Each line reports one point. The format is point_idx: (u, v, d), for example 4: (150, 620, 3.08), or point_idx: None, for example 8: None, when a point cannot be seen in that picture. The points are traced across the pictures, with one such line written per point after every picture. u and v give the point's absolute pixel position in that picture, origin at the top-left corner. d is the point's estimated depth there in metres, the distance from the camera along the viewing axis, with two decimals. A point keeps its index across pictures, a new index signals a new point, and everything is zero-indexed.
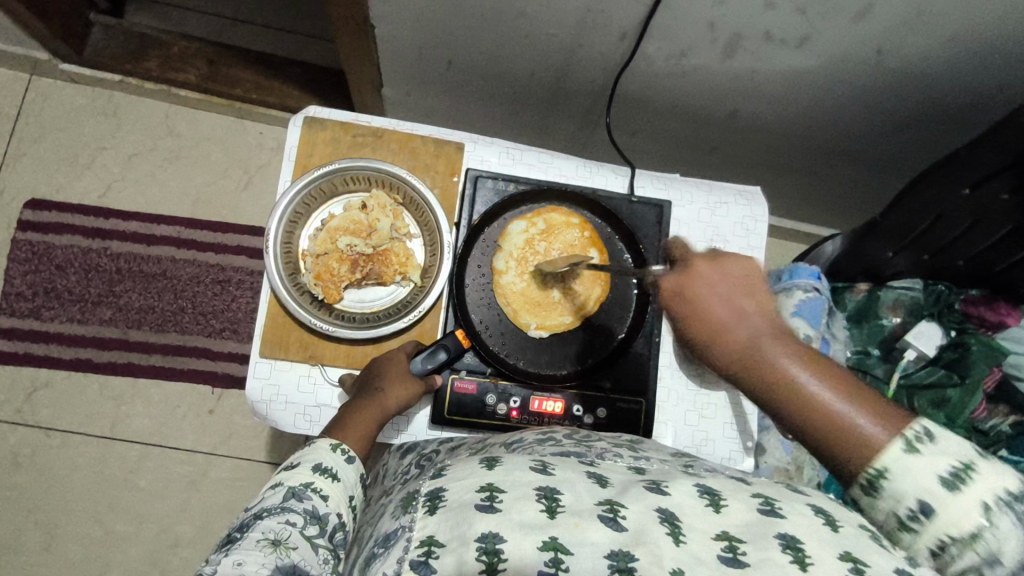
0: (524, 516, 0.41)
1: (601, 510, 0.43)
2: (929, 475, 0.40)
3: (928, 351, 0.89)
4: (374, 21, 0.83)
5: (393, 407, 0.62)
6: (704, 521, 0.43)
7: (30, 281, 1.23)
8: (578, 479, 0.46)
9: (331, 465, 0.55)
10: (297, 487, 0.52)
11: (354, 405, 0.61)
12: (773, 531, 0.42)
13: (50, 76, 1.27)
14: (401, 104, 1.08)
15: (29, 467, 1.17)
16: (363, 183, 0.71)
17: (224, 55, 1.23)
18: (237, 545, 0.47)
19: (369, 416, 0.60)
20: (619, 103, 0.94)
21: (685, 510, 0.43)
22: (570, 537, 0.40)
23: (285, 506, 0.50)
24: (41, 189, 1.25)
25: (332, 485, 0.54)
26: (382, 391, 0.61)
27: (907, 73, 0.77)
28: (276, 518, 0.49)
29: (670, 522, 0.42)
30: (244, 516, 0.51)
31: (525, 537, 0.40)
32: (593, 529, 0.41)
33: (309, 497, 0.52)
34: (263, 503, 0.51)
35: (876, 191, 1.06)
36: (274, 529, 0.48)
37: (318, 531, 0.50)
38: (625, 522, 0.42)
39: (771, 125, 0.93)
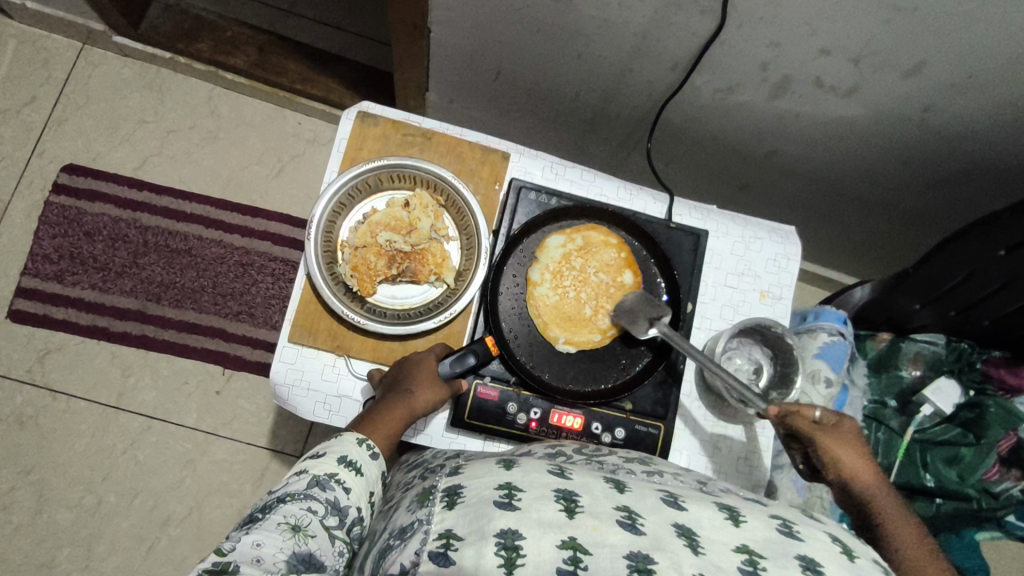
0: (542, 514, 0.41)
1: (619, 515, 0.42)
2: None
3: (945, 408, 0.88)
4: (431, 26, 0.85)
5: (421, 410, 0.62)
6: (725, 534, 0.42)
7: (57, 245, 1.24)
8: (595, 484, 0.46)
9: (356, 459, 0.56)
10: (321, 476, 0.53)
11: (382, 403, 0.62)
12: (792, 552, 0.42)
13: (102, 46, 1.29)
14: (443, 110, 1.10)
15: (32, 428, 1.17)
16: (408, 181, 0.72)
17: (274, 44, 1.25)
18: (258, 525, 0.47)
19: (396, 416, 0.60)
20: (659, 131, 0.96)
21: (705, 523, 0.43)
22: (589, 538, 0.40)
23: (308, 493, 0.51)
24: (78, 155, 1.27)
25: (355, 478, 0.55)
26: (412, 393, 0.62)
27: (950, 133, 0.78)
28: (298, 504, 0.50)
29: (687, 535, 0.42)
30: (267, 497, 0.52)
31: (544, 535, 0.39)
32: (611, 532, 0.40)
33: (332, 488, 0.52)
34: (287, 487, 0.52)
35: (904, 243, 1.07)
36: (295, 514, 0.49)
37: (337, 522, 0.51)
38: (644, 528, 0.41)
39: (808, 168, 0.94)
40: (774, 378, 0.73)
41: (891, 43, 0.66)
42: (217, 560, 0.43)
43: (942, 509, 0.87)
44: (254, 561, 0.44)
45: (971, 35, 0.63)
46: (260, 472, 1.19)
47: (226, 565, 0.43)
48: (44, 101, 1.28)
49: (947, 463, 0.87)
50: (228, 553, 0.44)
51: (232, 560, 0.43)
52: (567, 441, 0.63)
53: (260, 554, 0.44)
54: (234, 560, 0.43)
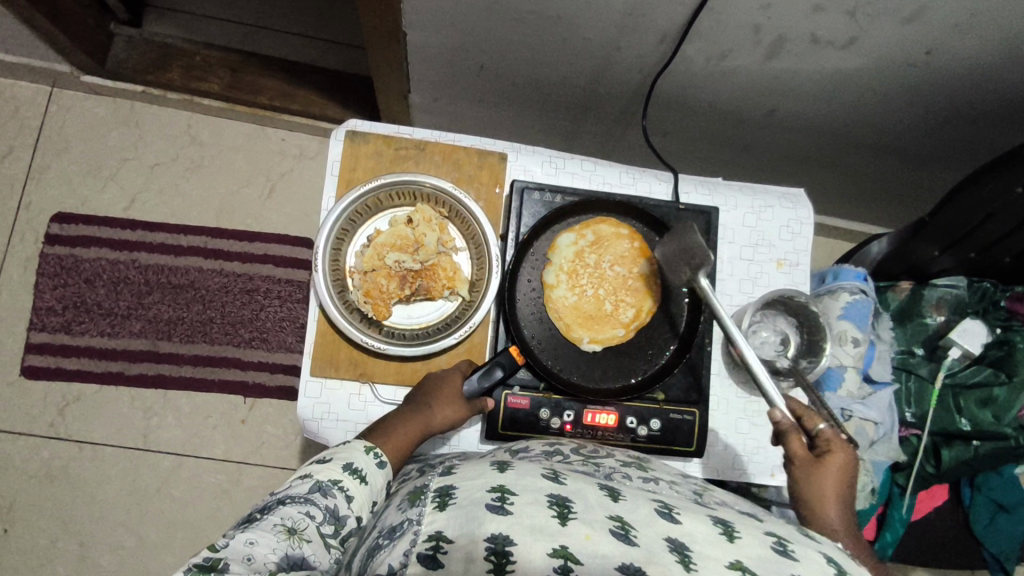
0: (533, 520, 0.42)
1: (612, 526, 0.43)
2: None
3: (973, 349, 0.87)
4: (407, 28, 0.82)
5: (436, 427, 0.62)
6: (719, 550, 0.43)
7: (60, 295, 1.23)
8: (588, 490, 0.47)
9: (362, 467, 0.56)
10: (325, 482, 0.52)
11: (399, 417, 0.62)
12: (787, 571, 0.42)
13: (71, 87, 1.26)
14: (427, 109, 1.07)
15: (63, 480, 1.17)
16: (408, 198, 0.70)
17: (246, 63, 1.22)
18: (255, 524, 0.47)
19: (410, 429, 0.61)
20: (653, 105, 0.93)
21: (698, 537, 0.43)
22: (580, 547, 0.40)
23: (309, 497, 0.51)
24: (66, 203, 1.25)
25: (359, 486, 0.54)
26: (430, 410, 0.62)
27: (953, 74, 0.76)
28: (297, 507, 0.49)
29: (679, 551, 0.42)
30: (269, 498, 0.51)
31: (535, 542, 0.40)
32: (602, 541, 0.41)
33: (334, 495, 0.52)
34: (290, 490, 0.52)
35: (912, 184, 1.05)
36: (292, 517, 0.48)
37: (332, 531, 0.50)
38: (637, 538, 0.42)
39: (809, 123, 0.91)
40: (801, 348, 0.73)
41: None
42: (208, 556, 0.43)
43: (980, 450, 0.86)
44: (244, 561, 0.43)
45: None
46: None
47: (216, 561, 0.42)
48: (22, 152, 1.25)
49: (981, 404, 0.86)
50: (220, 549, 0.43)
51: (223, 557, 0.43)
52: (608, 447, 0.63)
53: (251, 553, 0.44)
54: (225, 558, 0.43)
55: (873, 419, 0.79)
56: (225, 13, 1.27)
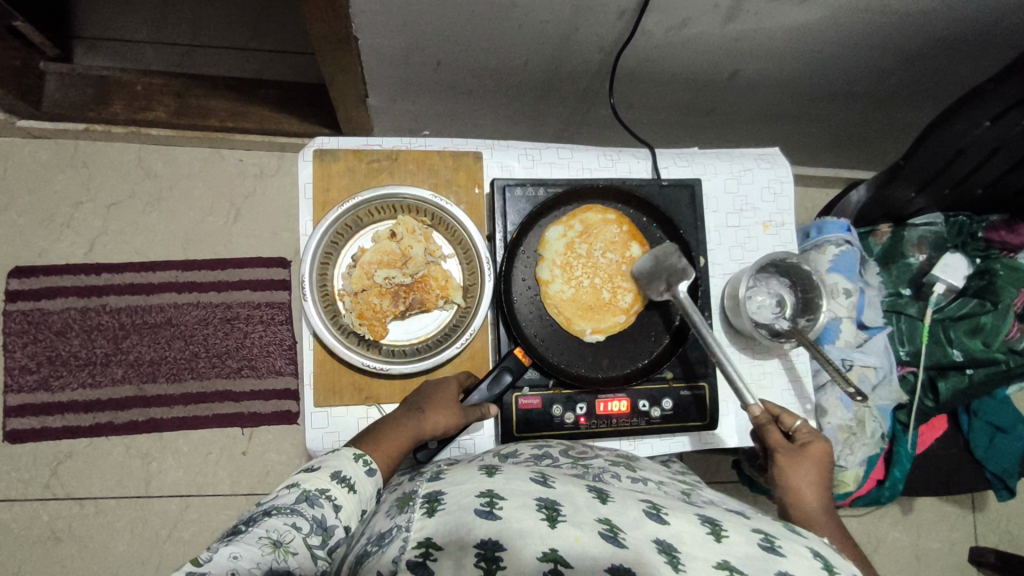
0: (524, 523, 0.42)
1: (602, 528, 0.44)
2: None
3: (956, 282, 0.89)
4: (357, 33, 0.79)
5: (429, 432, 0.60)
6: (708, 550, 0.43)
7: (32, 352, 1.18)
8: (578, 493, 0.48)
9: (351, 475, 0.53)
10: (312, 492, 0.50)
11: (389, 422, 0.60)
12: (773, 569, 0.42)
13: (8, 134, 1.19)
14: (387, 111, 1.04)
15: (68, 540, 1.14)
16: (388, 211, 0.68)
17: (189, 85, 1.16)
18: (239, 537, 0.45)
19: (402, 437, 0.58)
20: (618, 81, 0.92)
21: (686, 539, 0.44)
22: (569, 550, 0.41)
23: (295, 508, 0.48)
24: (23, 256, 1.19)
25: (348, 496, 0.52)
26: (422, 413, 0.60)
27: (910, 14, 0.76)
28: (283, 519, 0.47)
29: (667, 552, 0.42)
30: (255, 508, 0.50)
31: (526, 547, 0.40)
32: (591, 542, 0.42)
33: (321, 505, 0.50)
34: (277, 499, 0.50)
35: (875, 124, 1.06)
36: (277, 529, 0.46)
37: (320, 542, 0.48)
38: (626, 541, 0.43)
39: (773, 80, 0.91)
40: (798, 307, 0.73)
41: None
42: (192, 571, 0.42)
43: (975, 377, 0.87)
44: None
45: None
46: None
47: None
48: None
49: (970, 334, 0.88)
50: (203, 563, 0.42)
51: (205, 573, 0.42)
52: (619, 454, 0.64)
53: (234, 569, 0.43)
54: (208, 573, 0.42)
55: (873, 364, 0.81)
56: (160, 36, 1.21)
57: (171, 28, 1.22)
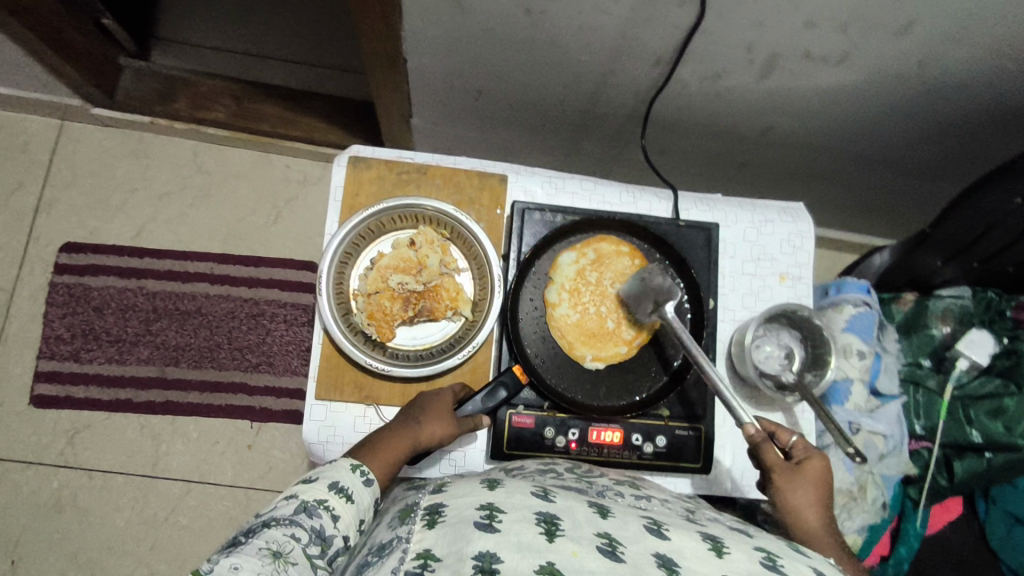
0: (521, 537, 0.42)
1: (600, 542, 0.44)
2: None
3: (981, 360, 0.85)
4: (407, 55, 0.84)
5: (426, 443, 0.61)
6: (708, 566, 0.43)
7: (68, 324, 1.24)
8: (577, 508, 0.48)
9: (348, 486, 0.55)
10: (310, 502, 0.51)
11: (387, 431, 0.62)
12: None
13: (81, 120, 1.29)
14: (428, 133, 1.09)
15: (72, 509, 1.17)
16: (411, 220, 0.71)
17: (249, 92, 1.25)
18: (239, 549, 0.46)
19: (401, 446, 0.60)
20: (651, 125, 0.95)
21: (686, 555, 0.44)
22: (567, 562, 0.40)
23: (294, 519, 0.50)
24: (75, 233, 1.27)
25: (345, 506, 0.53)
26: (419, 423, 0.61)
27: (942, 85, 0.77)
28: (282, 530, 0.48)
29: (667, 565, 0.42)
30: (253, 519, 0.50)
31: (522, 559, 0.40)
32: (589, 556, 0.41)
33: (320, 515, 0.51)
34: (275, 511, 0.50)
35: (908, 194, 1.06)
36: (277, 540, 0.47)
37: (319, 551, 0.49)
38: (624, 554, 0.43)
39: (804, 139, 0.93)
40: (807, 361, 0.72)
41: (875, 7, 0.65)
42: None
43: (993, 462, 0.84)
44: None
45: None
46: None
47: None
48: (33, 184, 1.27)
49: (991, 415, 0.84)
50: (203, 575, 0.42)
51: None
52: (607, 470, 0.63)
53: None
54: None
55: (882, 431, 0.78)
56: (230, 45, 1.30)
57: (241, 39, 1.31)
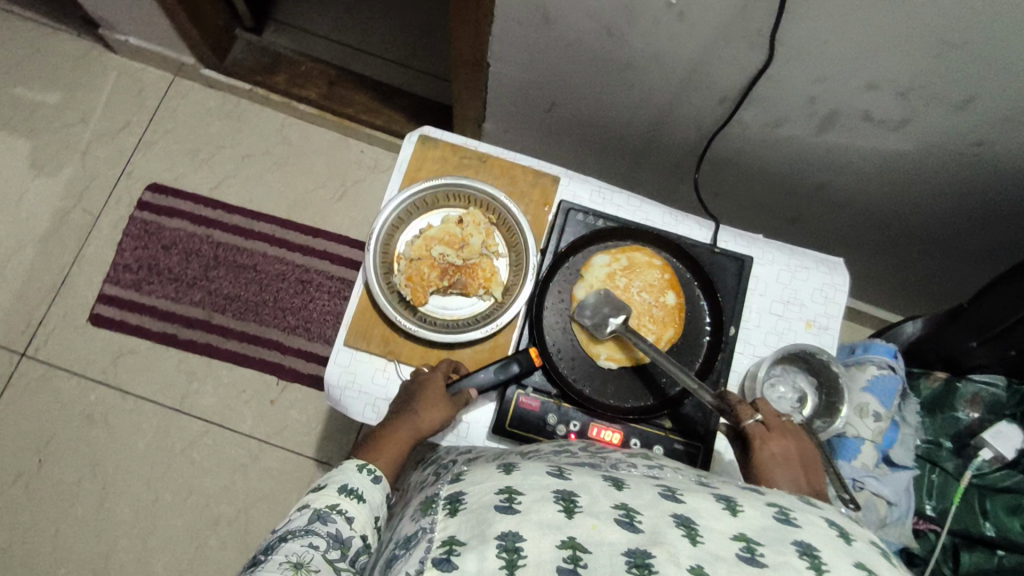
0: (541, 515, 0.42)
1: (617, 514, 0.42)
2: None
3: (1006, 454, 0.82)
4: (491, 60, 0.91)
5: (426, 430, 0.64)
6: (722, 524, 0.42)
7: (137, 256, 1.34)
8: (594, 483, 0.46)
9: (357, 486, 0.58)
10: (322, 510, 0.55)
11: (385, 427, 0.64)
12: (789, 538, 0.41)
13: (191, 79, 1.42)
14: (497, 139, 1.16)
15: (102, 424, 1.25)
16: (463, 201, 0.76)
17: (343, 79, 1.36)
18: (262, 565, 0.48)
19: (404, 438, 0.63)
20: (708, 163, 0.98)
21: (701, 514, 0.43)
22: (588, 537, 0.40)
23: (309, 528, 0.53)
24: (163, 176, 1.38)
25: (358, 506, 0.57)
26: (415, 415, 0.64)
27: (1001, 167, 0.78)
28: (299, 541, 0.51)
29: (684, 525, 0.41)
30: (270, 538, 0.53)
31: (545, 537, 0.40)
32: (609, 530, 0.41)
33: (334, 520, 0.54)
34: (290, 525, 0.53)
35: (958, 279, 1.05)
36: (296, 552, 0.50)
37: (340, 554, 0.52)
38: (642, 524, 0.41)
39: (857, 202, 0.94)
40: (818, 409, 0.72)
41: (938, 78, 0.67)
42: None
43: (1004, 562, 0.79)
44: None
45: None
46: (306, 480, 1.24)
47: None
48: (137, 126, 1.40)
49: (1010, 512, 0.80)
50: None
51: None
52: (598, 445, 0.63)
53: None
54: None
55: (886, 496, 0.77)
56: (335, 35, 1.42)
57: (346, 31, 1.42)
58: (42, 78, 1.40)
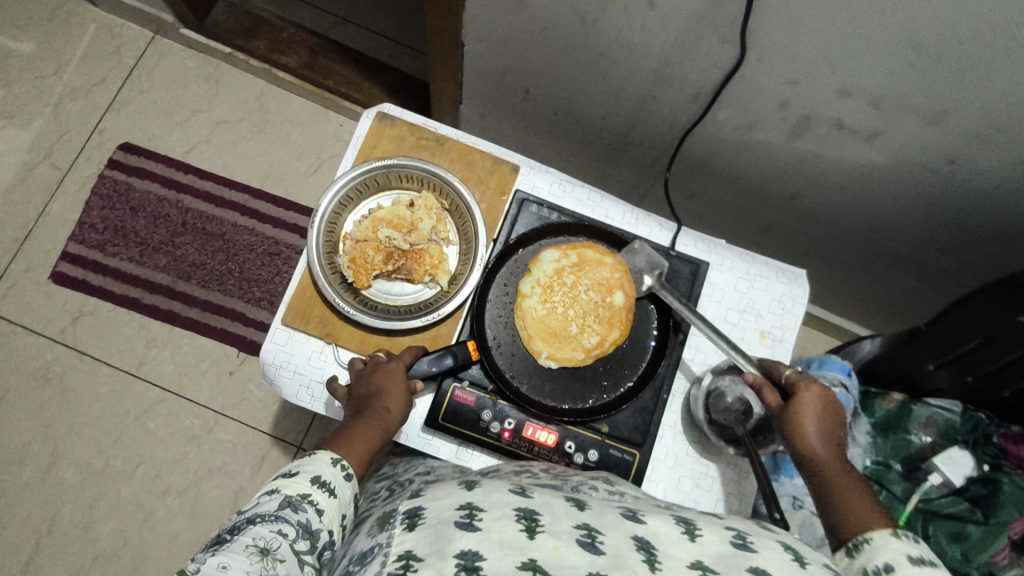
0: (501, 535, 0.40)
1: (579, 534, 0.41)
2: (900, 549, 0.48)
3: (954, 480, 0.82)
4: (464, 41, 0.88)
5: (393, 427, 0.61)
6: (680, 549, 0.42)
7: (104, 217, 1.31)
8: (555, 502, 0.45)
9: (330, 480, 0.52)
10: (295, 497, 0.49)
11: (352, 422, 0.59)
12: (745, 564, 0.41)
13: (171, 38, 1.38)
14: (474, 124, 1.13)
15: (57, 384, 1.23)
16: (416, 183, 0.74)
17: (325, 49, 1.33)
18: (226, 546, 0.44)
19: (373, 434, 0.58)
20: (681, 163, 0.96)
21: (660, 539, 0.42)
22: (549, 558, 0.38)
23: (279, 515, 0.47)
24: (135, 136, 1.35)
25: (329, 500, 0.51)
26: (387, 411, 0.60)
27: (975, 187, 0.76)
28: (269, 526, 0.46)
29: (645, 550, 0.41)
30: (236, 516, 0.48)
31: (504, 558, 0.38)
32: (570, 552, 0.39)
33: (305, 510, 0.49)
34: (258, 506, 0.48)
35: (927, 299, 1.03)
36: (264, 537, 0.45)
37: (307, 547, 0.47)
38: (603, 547, 0.40)
39: (829, 214, 0.92)
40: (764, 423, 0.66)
41: (911, 89, 0.64)
42: None
43: None
44: None
45: (1015, 81, 0.59)
46: (259, 455, 1.22)
47: None
48: (112, 83, 1.37)
49: (950, 539, 0.79)
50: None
51: None
52: (537, 462, 0.63)
53: None
54: None
55: None
56: None
57: None
58: (17, 26, 1.36)
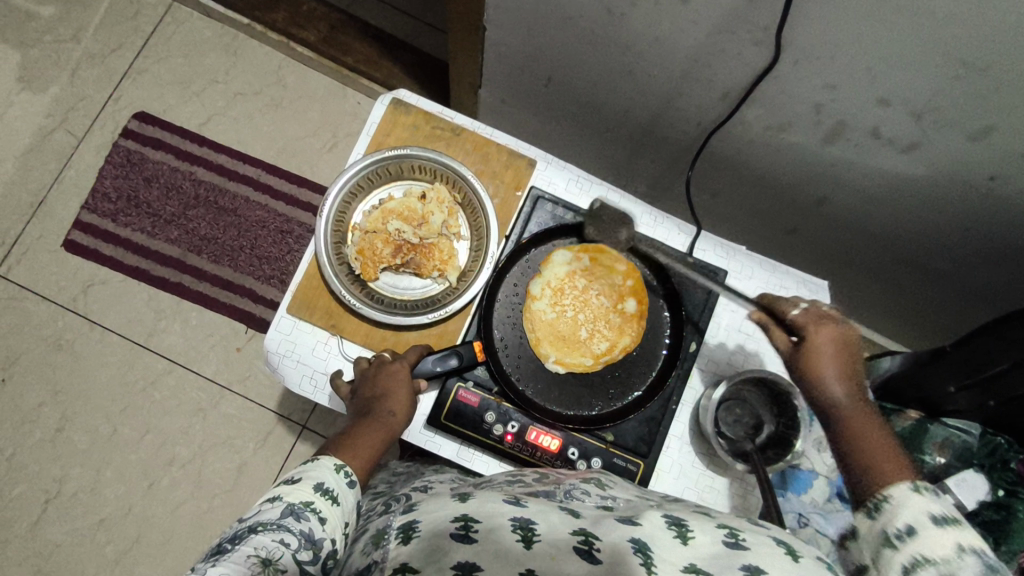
0: (497, 546, 0.39)
1: (577, 543, 0.40)
2: (923, 507, 0.45)
3: (967, 502, 0.78)
4: (486, 25, 0.85)
5: (397, 431, 0.60)
6: (671, 552, 0.40)
7: (117, 186, 1.31)
8: (551, 511, 0.44)
9: (333, 487, 0.51)
10: (296, 504, 0.48)
11: (357, 425, 0.58)
12: (738, 563, 0.39)
13: (189, 6, 1.36)
14: (494, 110, 1.10)
15: (67, 351, 1.24)
16: (429, 175, 0.72)
17: (345, 25, 1.30)
18: (226, 556, 0.43)
19: (377, 438, 0.58)
20: (705, 161, 0.93)
21: (655, 541, 0.40)
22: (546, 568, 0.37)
23: (281, 523, 0.46)
24: (151, 105, 1.34)
25: (331, 508, 0.50)
26: (392, 415, 0.60)
27: (1014, 204, 0.72)
28: (271, 535, 0.45)
29: (643, 551, 0.39)
30: (238, 525, 0.47)
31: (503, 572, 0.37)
32: (568, 562, 0.38)
33: (308, 518, 0.47)
34: (260, 514, 0.47)
35: (952, 313, 1.00)
36: (266, 547, 0.44)
37: (310, 557, 0.46)
38: (601, 554, 0.39)
39: (856, 222, 0.89)
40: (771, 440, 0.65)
41: (955, 101, 0.60)
42: None
43: None
44: None
45: None
46: (263, 432, 1.23)
47: None
48: (129, 49, 1.35)
49: None
50: None
51: None
52: (535, 471, 0.61)
53: None
54: None
55: None
56: None
57: None
58: None
